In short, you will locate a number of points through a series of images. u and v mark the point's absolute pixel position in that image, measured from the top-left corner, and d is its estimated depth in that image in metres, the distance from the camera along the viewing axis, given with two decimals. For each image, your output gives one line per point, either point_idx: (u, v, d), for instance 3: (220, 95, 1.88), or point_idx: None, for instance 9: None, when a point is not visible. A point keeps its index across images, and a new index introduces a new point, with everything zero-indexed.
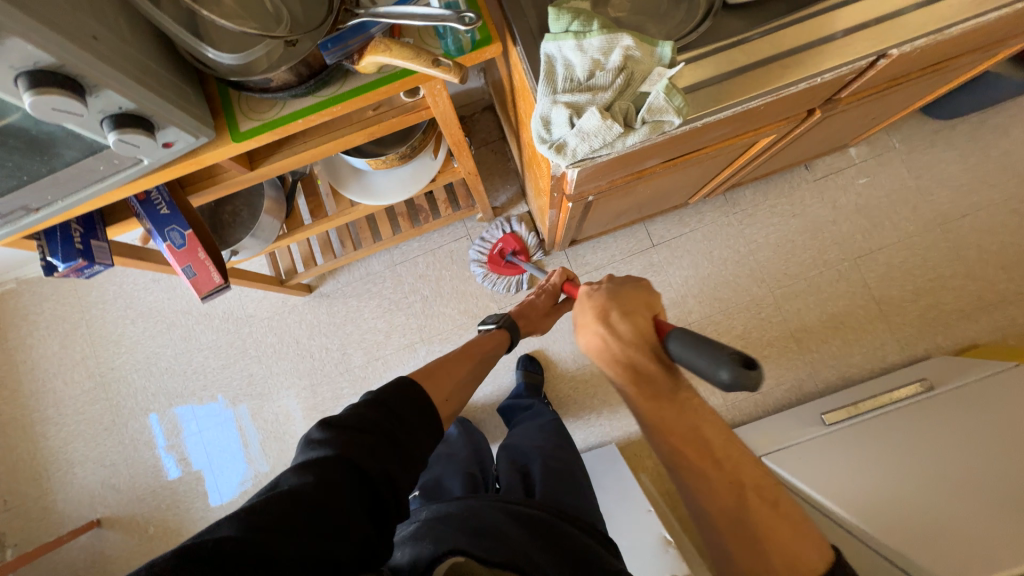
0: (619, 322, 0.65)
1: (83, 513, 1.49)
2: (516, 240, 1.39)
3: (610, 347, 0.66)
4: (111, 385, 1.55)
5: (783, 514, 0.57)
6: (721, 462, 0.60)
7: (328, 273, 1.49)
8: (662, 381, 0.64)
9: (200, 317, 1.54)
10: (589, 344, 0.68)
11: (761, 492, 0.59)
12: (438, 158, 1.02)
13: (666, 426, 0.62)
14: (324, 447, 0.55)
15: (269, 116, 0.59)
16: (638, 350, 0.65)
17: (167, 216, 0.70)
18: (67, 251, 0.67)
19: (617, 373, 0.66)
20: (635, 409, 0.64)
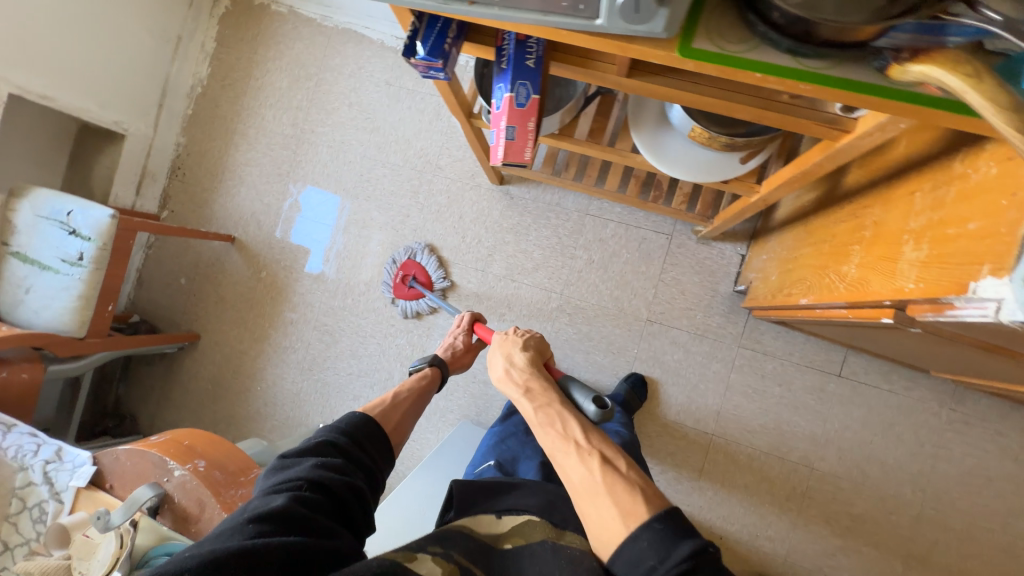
0: (516, 355, 0.89)
1: (227, 225, 1.69)
2: (420, 266, 1.49)
3: (517, 370, 0.86)
4: (302, 144, 1.66)
5: (631, 483, 0.64)
6: (583, 445, 0.70)
7: (526, 179, 1.45)
8: (548, 396, 0.80)
9: (399, 141, 1.58)
10: (502, 370, 0.87)
11: (617, 464, 0.68)
12: (744, 167, 0.90)
13: (551, 425, 0.74)
14: (291, 472, 0.67)
15: (735, 49, 0.49)
16: (529, 379, 0.84)
17: (530, 69, 0.66)
18: (437, 46, 0.65)
19: (515, 390, 0.83)
20: (527, 415, 0.79)
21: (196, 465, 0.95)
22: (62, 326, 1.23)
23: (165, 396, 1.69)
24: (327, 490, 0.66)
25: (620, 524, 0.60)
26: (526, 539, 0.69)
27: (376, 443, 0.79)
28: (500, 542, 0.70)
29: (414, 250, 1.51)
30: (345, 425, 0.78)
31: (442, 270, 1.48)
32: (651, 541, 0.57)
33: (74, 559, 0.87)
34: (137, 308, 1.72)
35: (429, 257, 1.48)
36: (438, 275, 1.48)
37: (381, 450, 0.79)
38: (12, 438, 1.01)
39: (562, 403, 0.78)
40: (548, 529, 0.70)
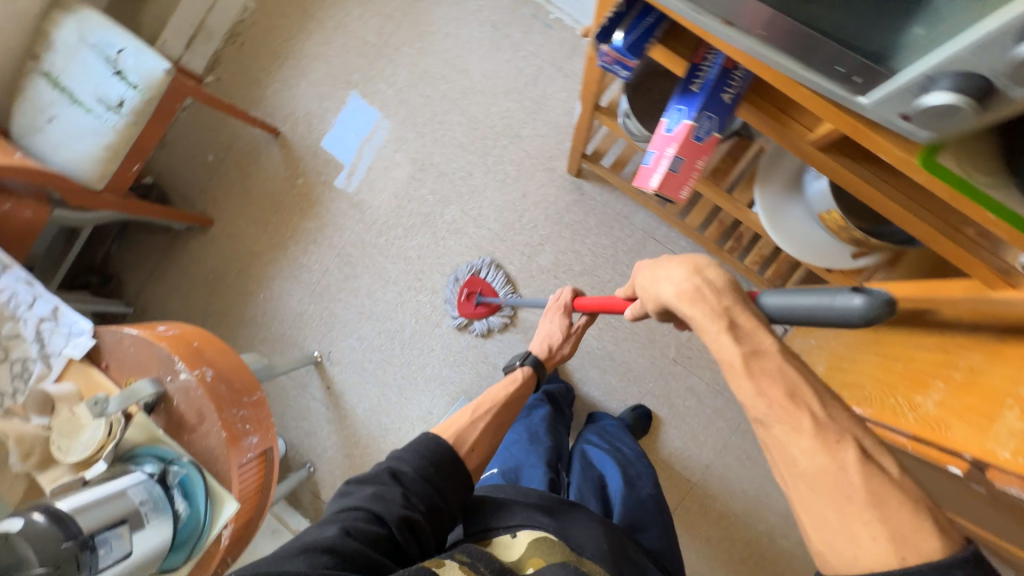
0: (710, 272, 0.61)
1: (274, 115, 1.55)
2: (485, 282, 1.41)
3: (708, 292, 0.60)
4: (381, 58, 1.51)
5: (905, 497, 0.47)
6: (827, 423, 0.50)
7: (605, 181, 1.38)
8: (761, 338, 0.56)
9: (485, 92, 1.46)
10: (682, 288, 0.61)
11: (880, 462, 0.49)
12: (855, 263, 0.85)
13: (775, 390, 0.53)
14: (353, 501, 0.69)
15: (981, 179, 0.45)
16: (730, 306, 0.58)
17: (724, 105, 0.59)
18: (638, 43, 0.57)
19: (706, 318, 0.58)
20: (729, 356, 0.56)
21: (203, 373, 0.87)
22: (80, 172, 1.11)
23: (159, 270, 1.59)
24: (385, 522, 0.67)
25: (889, 551, 0.44)
26: (546, 559, 0.65)
27: (451, 474, 0.76)
28: (520, 570, 0.66)
29: (477, 265, 1.42)
30: (418, 449, 0.76)
31: (508, 283, 1.41)
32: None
33: (55, 433, 0.82)
34: (153, 170, 1.58)
35: (495, 271, 1.41)
36: (504, 286, 1.40)
37: (456, 482, 0.75)
38: (6, 282, 0.92)
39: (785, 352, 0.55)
40: (567, 552, 0.67)
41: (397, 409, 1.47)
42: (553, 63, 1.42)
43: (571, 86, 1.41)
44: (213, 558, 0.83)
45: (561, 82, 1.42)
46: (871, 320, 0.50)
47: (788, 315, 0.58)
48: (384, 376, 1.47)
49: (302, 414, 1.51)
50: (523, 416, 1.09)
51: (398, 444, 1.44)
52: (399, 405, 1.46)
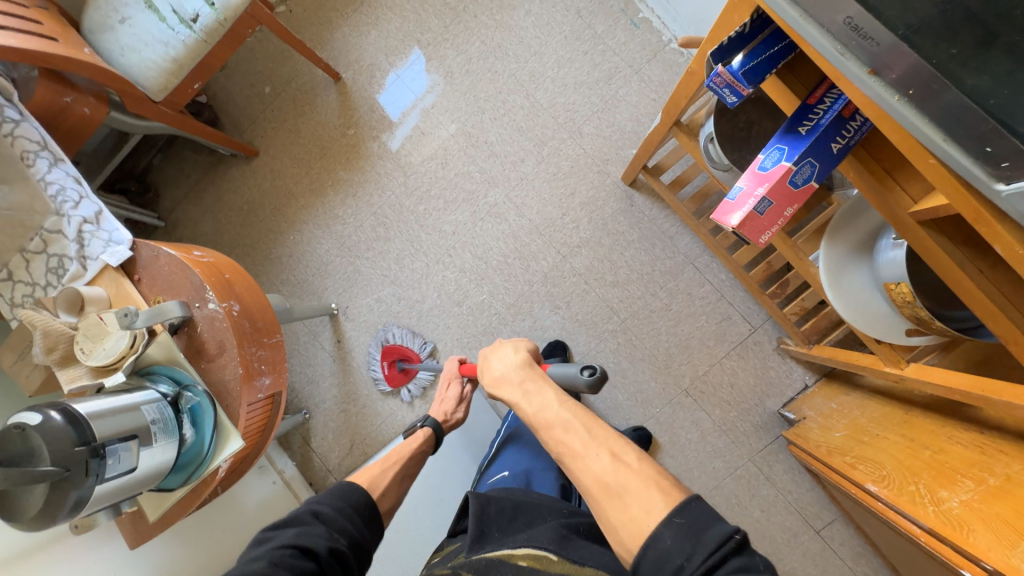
0: (508, 354, 0.72)
1: (339, 60, 1.52)
2: (402, 347, 1.43)
3: (511, 371, 0.70)
4: (457, 23, 1.46)
5: (643, 479, 0.54)
6: (587, 439, 0.59)
7: (657, 197, 1.33)
8: (547, 394, 0.65)
9: (555, 80, 1.41)
10: (496, 371, 0.71)
11: (625, 457, 0.57)
12: (905, 339, 0.82)
13: (557, 428, 0.61)
14: (273, 541, 0.65)
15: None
16: (527, 377, 0.68)
17: (832, 154, 0.55)
18: (758, 71, 0.53)
19: (512, 393, 0.68)
20: (526, 419, 0.65)
21: (230, 307, 0.87)
22: (143, 77, 1.10)
23: (196, 191, 1.59)
24: (314, 557, 0.64)
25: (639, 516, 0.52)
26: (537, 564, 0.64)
27: (369, 519, 0.75)
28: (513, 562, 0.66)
29: (392, 332, 1.45)
30: (340, 492, 0.76)
31: (425, 347, 1.43)
32: (674, 543, 0.49)
33: (81, 334, 0.83)
34: (209, 90, 1.57)
35: (408, 333, 1.44)
36: (422, 347, 1.43)
37: (372, 528, 0.76)
38: (56, 175, 0.91)
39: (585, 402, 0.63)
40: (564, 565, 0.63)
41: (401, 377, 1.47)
42: (631, 65, 1.36)
43: (644, 91, 1.36)
44: (209, 485, 0.84)
45: (636, 85, 1.36)
46: (597, 388, 0.67)
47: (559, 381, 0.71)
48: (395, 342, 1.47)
49: (308, 361, 1.52)
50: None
51: (395, 410, 1.45)
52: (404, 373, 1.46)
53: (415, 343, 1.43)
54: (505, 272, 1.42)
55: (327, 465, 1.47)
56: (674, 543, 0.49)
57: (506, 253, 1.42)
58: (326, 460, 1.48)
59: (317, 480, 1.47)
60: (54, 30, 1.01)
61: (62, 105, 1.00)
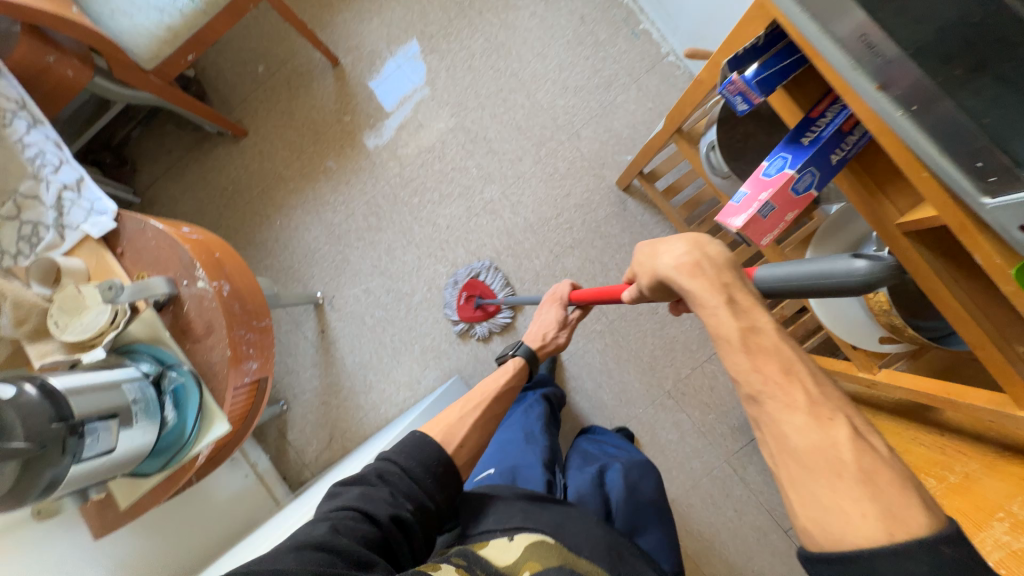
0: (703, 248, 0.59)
1: (338, 45, 1.49)
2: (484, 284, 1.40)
3: (709, 265, 0.58)
4: (461, 18, 1.47)
5: (896, 475, 0.42)
6: (820, 398, 0.47)
7: (649, 203, 1.38)
8: (758, 314, 0.54)
9: (556, 83, 1.43)
10: (684, 259, 0.59)
11: (871, 441, 0.45)
12: (878, 346, 0.88)
13: (768, 362, 0.50)
14: (342, 501, 0.69)
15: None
16: (731, 281, 0.57)
17: (831, 163, 0.58)
18: (768, 82, 0.57)
19: (706, 290, 0.56)
20: (726, 334, 0.53)
21: (220, 287, 0.85)
22: (133, 44, 1.05)
23: (177, 168, 1.52)
24: (376, 520, 0.67)
25: (878, 529, 0.40)
26: (541, 562, 0.66)
27: (438, 480, 0.75)
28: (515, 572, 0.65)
29: (465, 271, 1.41)
30: (407, 449, 0.76)
31: (506, 287, 1.39)
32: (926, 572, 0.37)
33: (55, 307, 0.78)
34: (198, 65, 1.51)
35: (489, 271, 1.40)
36: (502, 289, 1.39)
37: (443, 490, 0.75)
38: (35, 138, 0.86)
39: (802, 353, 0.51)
40: (561, 552, 0.68)
41: (386, 369, 1.44)
42: (630, 74, 1.40)
43: (642, 100, 1.40)
44: (186, 473, 0.80)
45: (633, 94, 1.40)
46: (872, 285, 0.47)
47: (782, 291, 0.55)
48: (382, 334, 1.45)
49: (289, 350, 1.48)
50: (520, 416, 1.11)
51: (379, 404, 1.43)
52: (389, 366, 1.44)
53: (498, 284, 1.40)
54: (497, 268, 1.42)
55: (303, 458, 1.43)
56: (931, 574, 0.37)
57: (499, 250, 1.43)
58: (303, 453, 1.43)
59: (292, 474, 1.42)
60: None
61: (44, 65, 0.94)
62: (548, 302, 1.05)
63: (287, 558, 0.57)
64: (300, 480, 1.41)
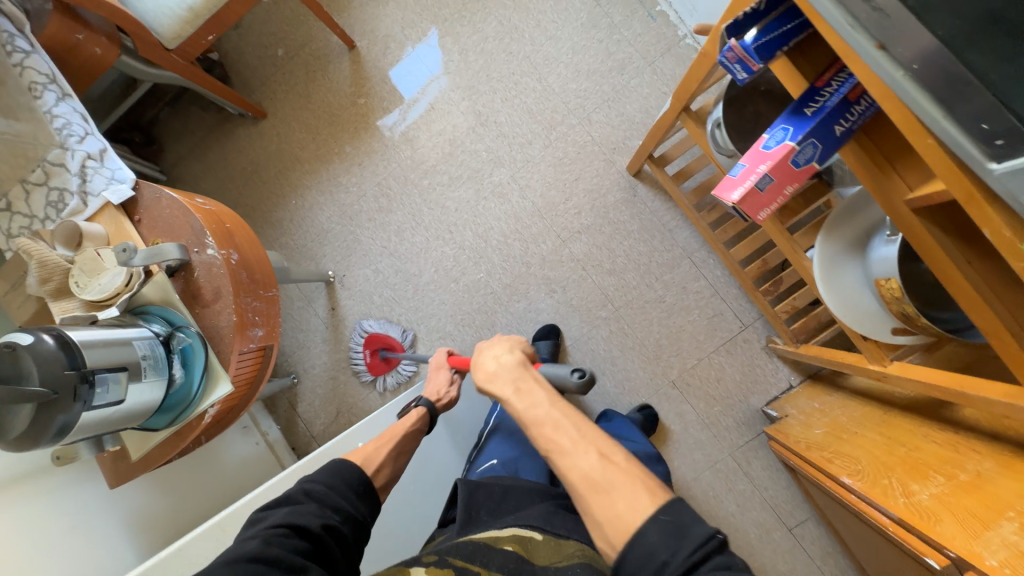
0: (503, 353, 0.76)
1: (354, 29, 1.51)
2: (385, 336, 1.44)
3: (504, 370, 0.74)
4: (475, 0, 1.46)
5: (630, 478, 0.59)
6: (577, 439, 0.63)
7: (660, 190, 1.35)
8: (536, 394, 0.69)
9: (568, 66, 1.41)
10: (488, 368, 0.75)
11: (613, 458, 0.61)
12: (890, 337, 0.84)
13: (545, 425, 0.65)
14: (265, 523, 0.67)
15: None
16: (520, 376, 0.72)
17: (834, 136, 0.56)
18: (770, 46, 0.54)
19: (504, 388, 0.71)
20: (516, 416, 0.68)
21: (229, 256, 0.88)
22: (158, 24, 1.09)
23: (200, 148, 1.58)
24: (308, 534, 0.66)
25: (629, 516, 0.56)
26: (528, 549, 0.68)
27: (361, 494, 0.76)
28: (499, 545, 0.69)
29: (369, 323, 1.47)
30: (330, 469, 0.77)
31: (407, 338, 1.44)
32: (657, 538, 0.53)
33: (77, 268, 0.82)
34: (221, 48, 1.56)
35: (389, 322, 1.46)
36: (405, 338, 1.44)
37: (368, 502, 0.77)
38: (63, 110, 0.90)
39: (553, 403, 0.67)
40: (550, 544, 0.69)
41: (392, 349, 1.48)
42: (645, 57, 1.37)
43: (656, 84, 1.37)
44: (192, 431, 0.85)
45: (648, 77, 1.37)
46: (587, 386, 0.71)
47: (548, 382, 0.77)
48: (390, 315, 1.48)
49: (300, 327, 1.52)
50: None
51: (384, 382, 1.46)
52: None
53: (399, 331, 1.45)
54: (504, 253, 1.43)
55: (311, 431, 1.48)
56: (658, 539, 0.54)
57: (507, 234, 1.43)
58: (310, 426, 1.48)
59: (300, 445, 1.47)
60: None
61: (73, 42, 0.99)
62: (432, 368, 1.06)
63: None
64: (307, 451, 1.46)
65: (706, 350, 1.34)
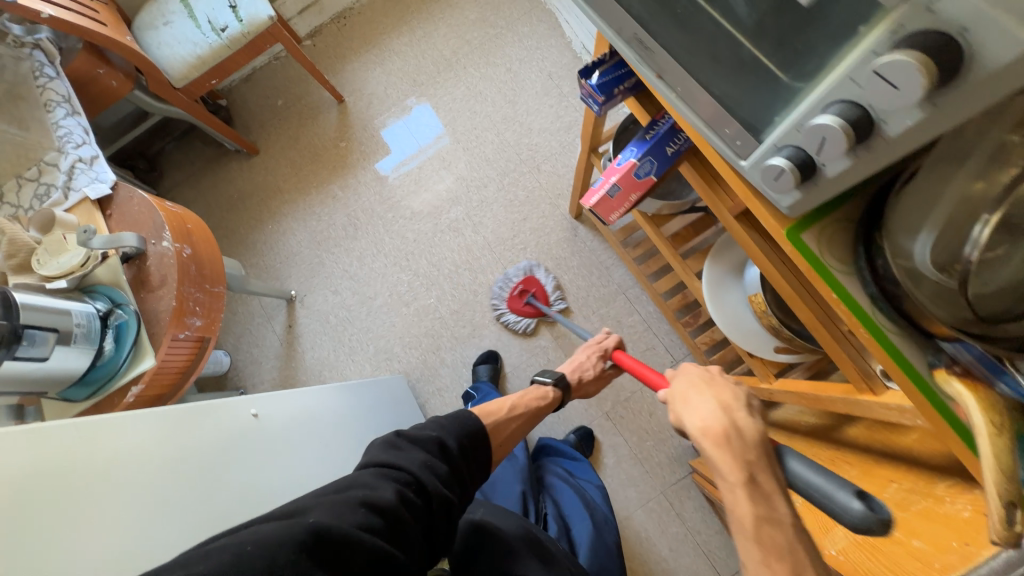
0: (740, 413, 0.57)
1: (345, 87, 1.77)
2: (539, 283, 1.45)
3: (738, 438, 0.54)
4: (448, 70, 1.72)
5: None
6: None
7: (598, 231, 1.48)
8: (778, 503, 0.50)
9: (523, 124, 1.62)
10: (713, 420, 0.56)
11: None
12: (773, 354, 0.92)
13: (783, 563, 0.46)
14: (399, 459, 0.64)
15: (858, 291, 0.51)
16: (755, 462, 0.53)
17: (666, 154, 0.69)
18: (608, 84, 0.69)
19: (730, 465, 0.52)
20: (737, 513, 0.50)
21: (181, 249, 0.98)
22: (170, 68, 1.32)
23: (195, 177, 1.76)
24: (426, 495, 0.62)
25: None
26: None
27: (473, 455, 0.72)
28: None
29: (521, 268, 1.48)
30: (461, 425, 0.72)
31: (558, 293, 1.45)
32: None
33: (42, 248, 0.93)
34: (230, 97, 1.81)
35: (547, 275, 1.46)
36: (554, 295, 1.45)
37: (477, 469, 0.72)
38: (68, 123, 1.07)
39: (799, 522, 0.49)
40: None
41: (340, 367, 1.53)
42: None
43: None
44: (110, 407, 0.89)
45: None
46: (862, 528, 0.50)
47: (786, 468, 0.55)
48: (342, 335, 1.55)
49: (256, 341, 1.58)
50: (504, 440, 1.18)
51: None
52: (343, 363, 1.53)
53: (551, 289, 1.45)
54: (455, 282, 1.53)
55: None
56: None
57: (459, 264, 1.54)
58: None
59: None
60: (108, 19, 1.23)
61: (95, 75, 1.20)
62: (594, 346, 1.02)
63: (345, 523, 0.54)
64: None
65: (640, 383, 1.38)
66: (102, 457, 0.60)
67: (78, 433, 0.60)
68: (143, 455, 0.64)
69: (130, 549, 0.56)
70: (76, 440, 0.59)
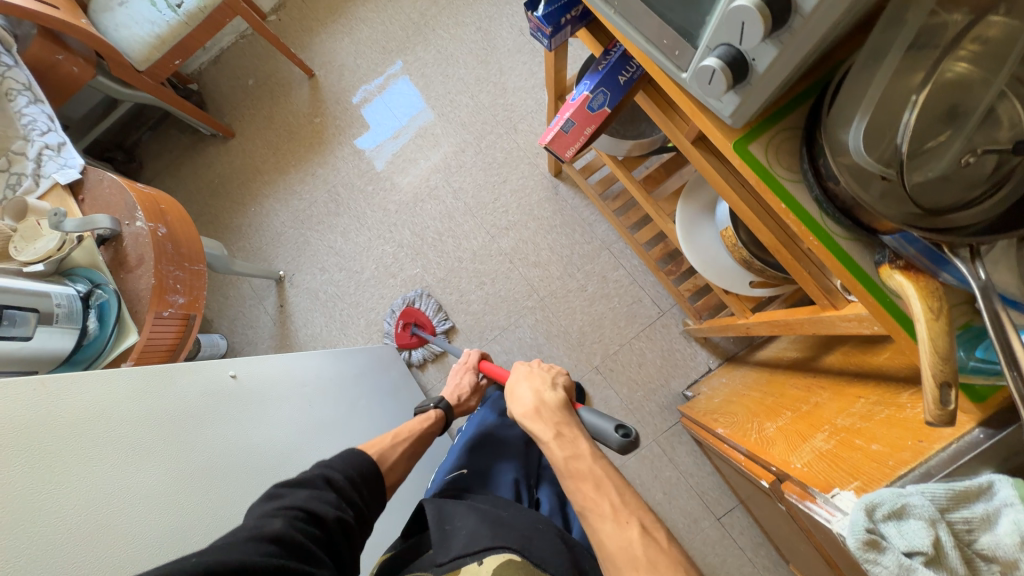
0: (546, 391, 0.78)
1: (314, 61, 1.73)
2: (418, 313, 1.46)
3: (546, 409, 0.75)
4: (418, 34, 1.67)
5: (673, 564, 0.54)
6: (619, 506, 0.59)
7: (578, 188, 1.46)
8: (580, 444, 0.68)
9: (497, 84, 1.58)
10: (527, 403, 0.76)
11: (656, 535, 0.57)
12: (747, 288, 0.92)
13: (586, 483, 0.63)
14: (287, 498, 0.61)
15: (803, 197, 0.50)
16: (562, 422, 0.72)
17: (617, 84, 0.67)
18: (554, 14, 0.67)
19: (543, 430, 0.71)
20: (555, 463, 0.67)
21: (156, 229, 0.98)
22: (131, 51, 1.29)
23: (175, 164, 1.76)
24: (322, 523, 0.61)
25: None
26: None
27: (370, 484, 0.72)
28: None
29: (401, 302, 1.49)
30: (350, 457, 0.72)
31: (441, 319, 1.46)
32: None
33: (17, 234, 0.94)
34: (200, 81, 1.79)
35: (423, 304, 1.47)
36: (438, 318, 1.46)
37: (374, 498, 0.71)
38: (31, 110, 1.07)
39: (599, 455, 0.67)
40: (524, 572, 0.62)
41: (334, 341, 1.55)
42: None
43: None
44: None
45: None
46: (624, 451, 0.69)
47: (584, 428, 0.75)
48: (332, 310, 1.57)
49: (250, 323, 1.61)
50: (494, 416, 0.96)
51: None
52: (337, 337, 1.55)
53: (435, 314, 1.46)
54: (440, 250, 1.53)
55: None
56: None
57: (442, 231, 1.54)
58: None
59: None
60: (60, 1, 1.20)
61: (53, 61, 1.19)
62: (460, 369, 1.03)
63: (238, 552, 0.51)
64: None
65: (628, 336, 1.39)
66: (71, 411, 0.62)
67: (44, 388, 0.61)
68: (114, 413, 0.65)
69: (106, 500, 0.58)
70: (41, 398, 0.60)
